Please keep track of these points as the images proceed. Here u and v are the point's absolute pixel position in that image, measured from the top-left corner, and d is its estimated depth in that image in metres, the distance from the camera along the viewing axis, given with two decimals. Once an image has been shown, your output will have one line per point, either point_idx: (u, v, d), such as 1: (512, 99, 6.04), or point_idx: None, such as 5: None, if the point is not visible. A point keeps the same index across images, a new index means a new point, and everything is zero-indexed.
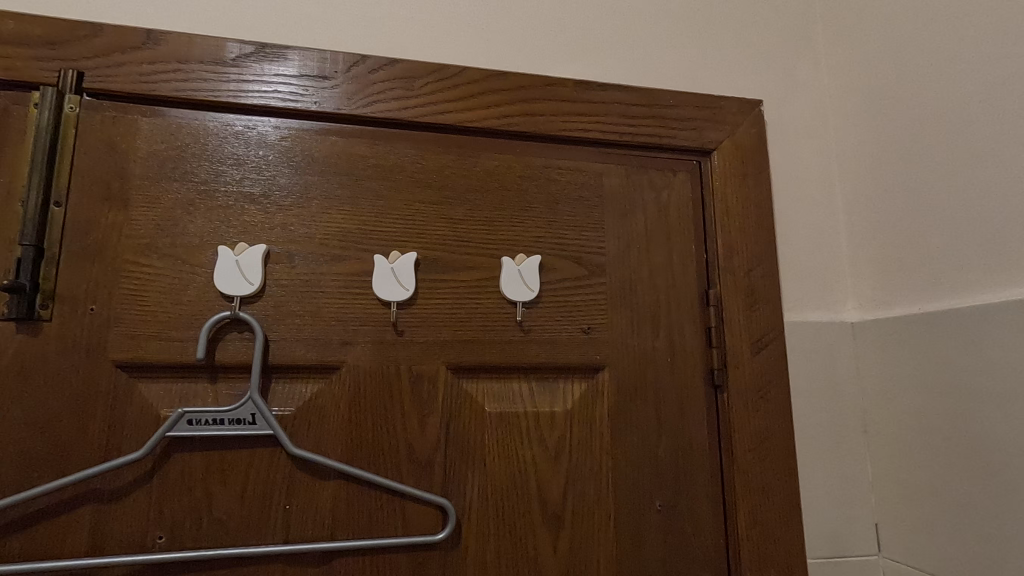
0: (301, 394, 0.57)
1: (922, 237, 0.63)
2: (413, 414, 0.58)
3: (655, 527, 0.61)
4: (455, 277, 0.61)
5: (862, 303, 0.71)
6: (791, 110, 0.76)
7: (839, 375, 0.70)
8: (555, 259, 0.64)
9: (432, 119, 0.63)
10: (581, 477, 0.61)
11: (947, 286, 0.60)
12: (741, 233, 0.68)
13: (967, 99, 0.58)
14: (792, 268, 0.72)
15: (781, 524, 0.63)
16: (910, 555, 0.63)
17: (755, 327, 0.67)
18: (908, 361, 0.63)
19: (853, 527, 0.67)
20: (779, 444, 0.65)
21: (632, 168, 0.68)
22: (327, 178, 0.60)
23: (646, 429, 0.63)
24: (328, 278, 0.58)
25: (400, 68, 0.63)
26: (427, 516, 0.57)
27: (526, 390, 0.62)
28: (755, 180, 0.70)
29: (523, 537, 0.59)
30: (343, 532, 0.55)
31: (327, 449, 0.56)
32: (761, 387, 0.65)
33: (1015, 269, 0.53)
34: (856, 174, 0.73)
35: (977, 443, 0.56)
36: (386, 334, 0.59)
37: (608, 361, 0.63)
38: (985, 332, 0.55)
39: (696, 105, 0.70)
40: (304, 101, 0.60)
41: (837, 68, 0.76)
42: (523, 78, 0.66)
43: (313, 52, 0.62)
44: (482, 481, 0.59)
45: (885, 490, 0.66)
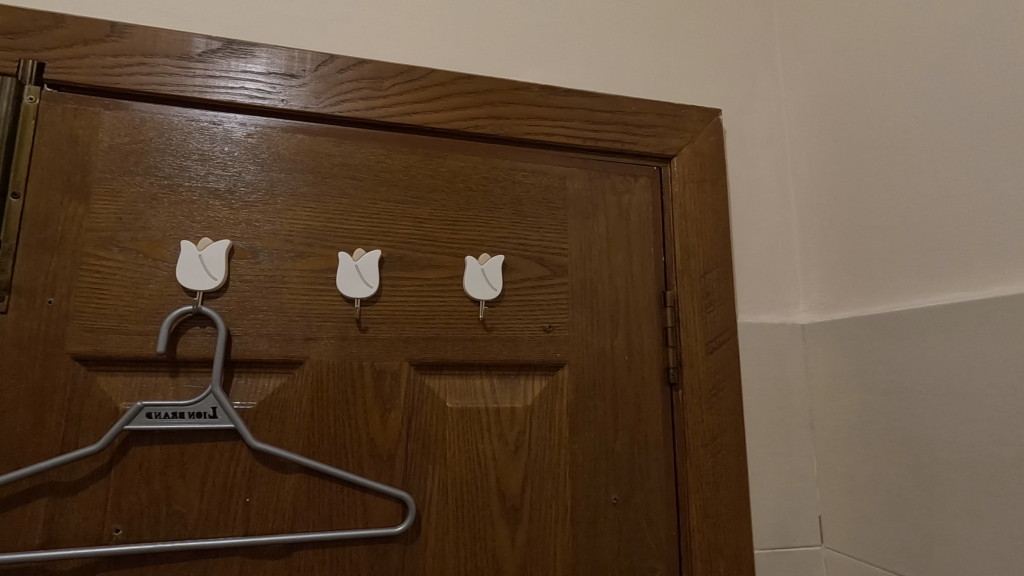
0: (263, 388, 0.57)
1: (867, 244, 0.66)
2: (375, 409, 0.59)
3: (611, 520, 0.63)
4: (419, 275, 0.62)
5: (812, 306, 0.75)
6: (749, 119, 0.79)
7: (789, 374, 0.73)
8: (518, 259, 0.66)
9: (399, 120, 0.64)
10: (540, 470, 0.63)
11: (886, 292, 0.64)
12: (698, 237, 0.71)
13: (909, 114, 0.62)
14: (747, 271, 0.75)
15: (731, 517, 0.66)
16: (849, 545, 0.66)
17: (710, 328, 0.69)
18: (850, 361, 0.67)
19: (798, 520, 0.70)
20: (730, 440, 0.68)
21: (595, 171, 0.70)
22: (293, 175, 0.61)
23: (604, 424, 0.65)
24: (292, 274, 0.59)
25: (368, 69, 0.64)
26: (388, 509, 0.58)
27: (488, 387, 0.63)
28: (713, 186, 0.73)
29: (482, 530, 0.60)
30: (303, 524, 0.56)
31: (288, 443, 0.57)
32: (715, 385, 0.68)
33: (945, 276, 0.57)
34: (809, 183, 0.76)
35: (910, 437, 0.59)
36: (349, 331, 0.60)
37: (568, 359, 0.65)
38: (917, 334, 0.59)
39: (658, 113, 0.72)
40: (271, 99, 0.61)
41: (793, 80, 0.80)
42: (490, 83, 0.67)
43: (281, 51, 0.62)
44: (443, 475, 0.60)
45: (828, 484, 0.70)
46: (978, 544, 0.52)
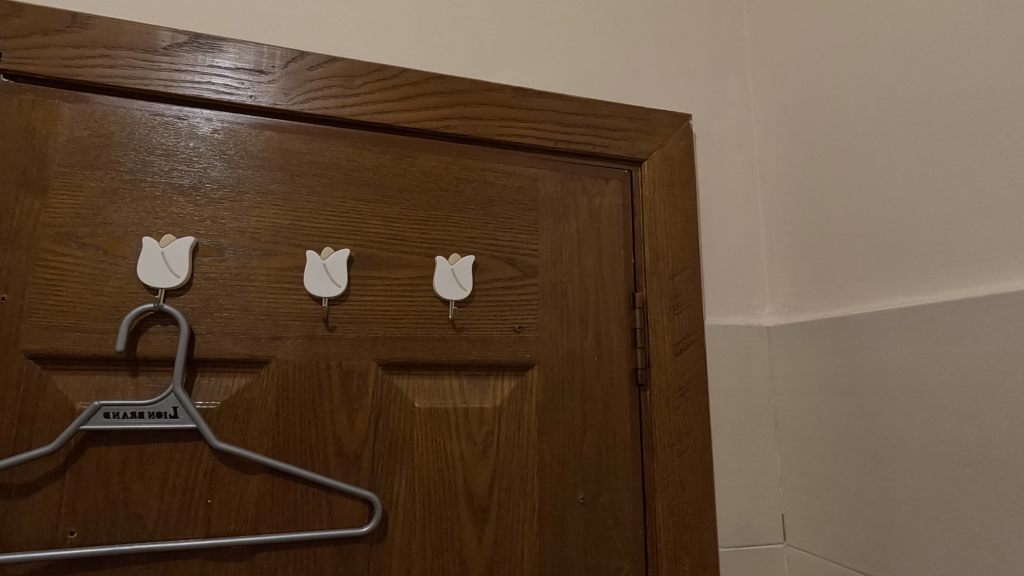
0: (227, 388, 0.57)
1: (829, 249, 0.68)
2: (342, 409, 0.59)
3: (578, 519, 0.64)
4: (388, 275, 0.62)
5: (778, 308, 0.76)
6: (719, 125, 0.81)
7: (754, 375, 0.74)
8: (488, 259, 0.66)
9: (370, 119, 0.64)
10: (508, 470, 0.63)
11: (847, 295, 0.65)
12: (667, 239, 0.72)
13: (870, 123, 0.64)
14: (715, 274, 0.77)
15: (696, 515, 0.67)
16: (810, 543, 0.68)
17: (678, 329, 0.70)
18: (813, 363, 0.69)
19: (762, 518, 0.71)
20: (696, 440, 0.69)
21: (567, 173, 0.70)
22: (260, 172, 0.60)
23: (572, 424, 0.65)
24: (258, 273, 0.58)
25: (339, 67, 0.64)
26: (354, 509, 0.58)
27: (457, 387, 0.63)
28: (682, 190, 0.74)
29: (449, 530, 0.60)
30: (267, 525, 0.56)
31: (252, 443, 0.56)
32: (682, 386, 0.69)
33: (902, 280, 0.59)
34: (776, 188, 0.78)
35: (867, 437, 0.61)
36: (316, 330, 0.59)
37: (537, 360, 0.66)
38: (875, 337, 0.60)
39: (629, 116, 0.73)
40: (239, 94, 0.60)
41: (762, 87, 0.81)
42: (462, 83, 0.68)
43: (250, 46, 0.61)
44: (410, 475, 0.60)
45: (791, 483, 0.71)
46: (928, 540, 0.54)
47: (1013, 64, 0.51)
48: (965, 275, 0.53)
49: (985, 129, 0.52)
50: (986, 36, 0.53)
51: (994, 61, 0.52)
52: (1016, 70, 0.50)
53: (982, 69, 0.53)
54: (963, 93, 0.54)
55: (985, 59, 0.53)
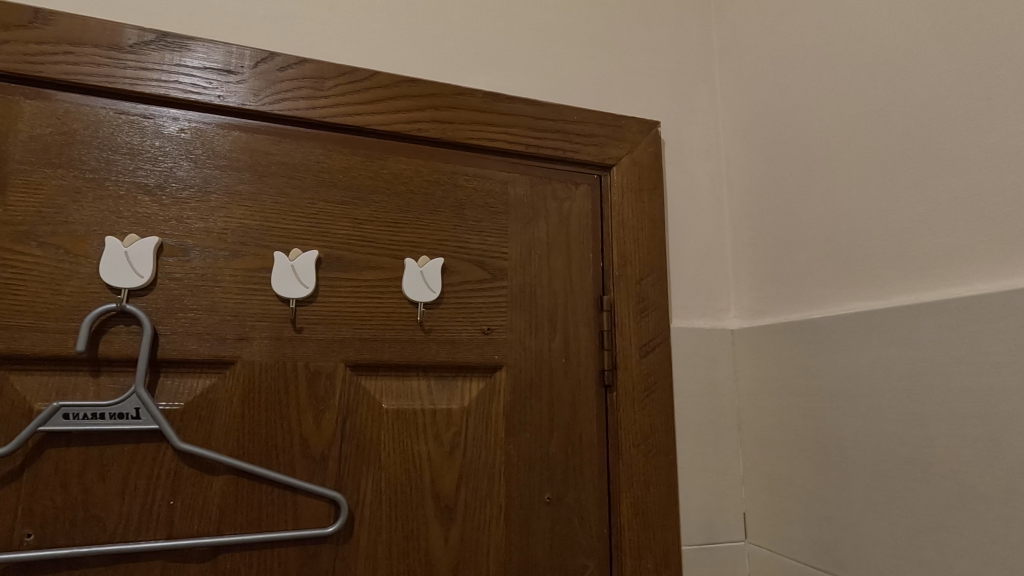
0: (191, 389, 0.56)
1: (791, 255, 0.70)
2: (309, 410, 0.59)
3: (544, 518, 0.65)
4: (357, 276, 0.62)
5: (741, 311, 0.78)
6: (688, 132, 0.83)
7: (718, 377, 0.76)
8: (457, 261, 0.67)
9: (340, 120, 0.64)
10: (476, 471, 0.64)
11: (806, 300, 0.68)
12: (635, 243, 0.73)
13: (830, 135, 0.66)
14: (682, 277, 0.78)
15: (660, 513, 0.69)
16: (769, 540, 0.70)
17: (644, 332, 0.72)
18: (774, 365, 0.71)
19: (725, 516, 0.73)
20: (661, 440, 0.70)
21: (537, 177, 0.71)
22: (228, 173, 0.60)
23: (539, 425, 0.66)
24: (224, 273, 0.58)
25: (309, 68, 0.64)
26: (320, 510, 0.58)
27: (425, 388, 0.64)
28: (650, 196, 0.75)
29: (415, 530, 0.61)
30: (231, 526, 0.55)
31: (217, 444, 0.56)
32: (647, 387, 0.71)
33: (857, 286, 0.61)
34: (741, 194, 0.80)
35: (823, 437, 0.63)
36: (284, 331, 0.59)
37: (505, 361, 0.66)
38: (831, 341, 0.62)
39: (599, 122, 0.75)
40: (207, 94, 0.60)
41: (729, 96, 0.83)
42: (433, 87, 0.68)
43: (219, 46, 0.61)
44: (377, 476, 0.61)
45: (752, 482, 0.73)
46: (877, 536, 0.56)
47: (959, 80, 0.53)
48: (913, 281, 0.55)
49: (932, 142, 0.55)
50: (935, 52, 0.55)
51: (941, 77, 0.55)
52: (961, 86, 0.53)
53: (930, 84, 0.55)
54: (913, 106, 0.57)
55: (933, 74, 0.55)
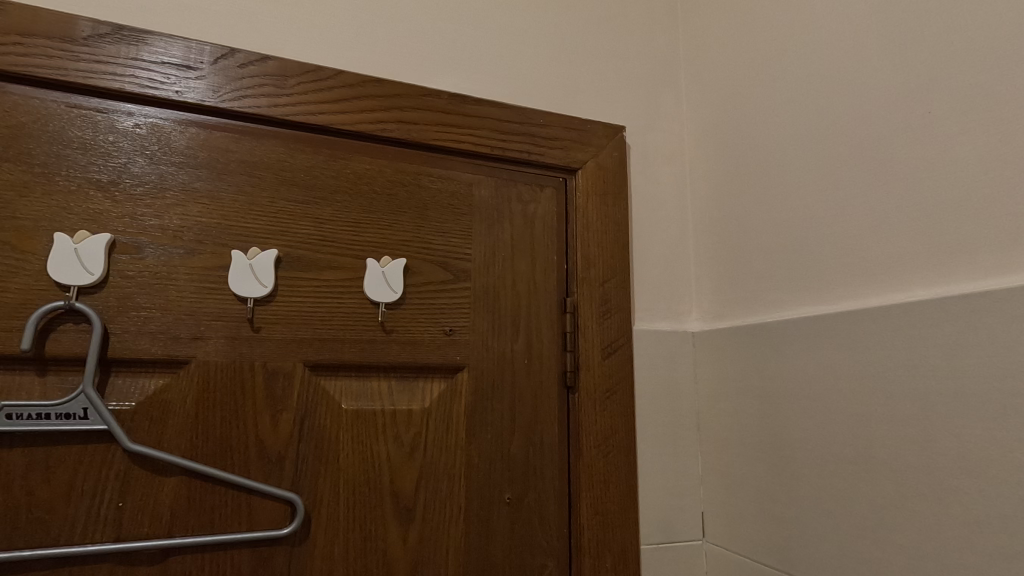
0: (144, 389, 0.55)
1: (749, 260, 0.72)
2: (266, 410, 0.59)
3: (503, 519, 0.65)
4: (317, 276, 0.62)
5: (703, 314, 0.80)
6: (653, 137, 0.84)
7: (679, 379, 0.77)
8: (420, 262, 0.67)
9: (303, 119, 0.64)
10: (435, 471, 0.64)
11: (763, 304, 0.69)
12: (599, 246, 0.74)
13: (785, 143, 0.67)
14: (645, 280, 0.79)
15: (619, 513, 0.70)
16: (725, 539, 0.71)
17: (606, 334, 0.73)
18: (731, 367, 0.72)
19: (683, 516, 0.74)
20: (621, 441, 0.71)
21: (502, 180, 0.72)
22: (185, 170, 0.59)
23: (500, 425, 0.67)
24: (179, 272, 0.57)
25: (272, 66, 0.63)
26: (275, 511, 0.58)
27: (385, 389, 0.64)
28: (614, 200, 0.76)
29: (373, 531, 0.61)
30: (182, 528, 0.55)
31: (169, 445, 0.55)
32: (609, 389, 0.72)
33: (809, 291, 0.63)
34: (704, 199, 0.81)
35: (776, 438, 0.64)
36: (241, 331, 0.59)
37: (467, 362, 0.67)
38: (784, 344, 0.64)
39: (564, 126, 0.75)
40: (164, 89, 0.59)
41: (694, 102, 0.85)
42: (398, 88, 0.68)
43: (178, 40, 0.60)
44: (335, 477, 0.60)
45: (711, 483, 0.75)
46: (825, 534, 0.58)
47: (904, 93, 0.55)
48: (860, 287, 0.57)
49: (878, 153, 0.57)
50: (881, 67, 0.57)
51: (887, 90, 0.56)
52: (905, 100, 0.55)
53: (877, 97, 0.57)
54: (862, 118, 0.58)
55: (880, 87, 0.57)
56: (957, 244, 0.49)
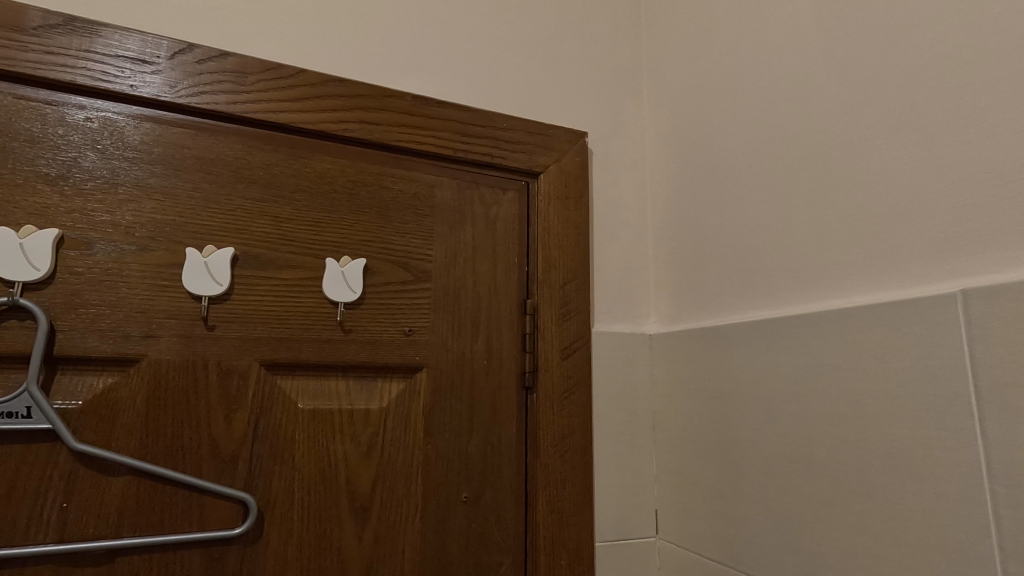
0: (92, 387, 0.55)
1: (704, 265, 0.74)
2: (219, 409, 0.58)
3: (460, 517, 0.66)
4: (274, 275, 0.62)
5: (660, 317, 0.82)
6: (616, 144, 0.86)
7: (636, 380, 0.79)
8: (381, 262, 0.67)
9: (263, 116, 0.63)
10: (392, 471, 0.64)
11: (715, 308, 0.72)
12: (560, 249, 0.76)
13: (738, 153, 0.70)
14: (605, 283, 0.81)
15: (575, 511, 0.71)
16: (677, 536, 0.74)
17: (565, 336, 0.74)
18: (685, 369, 0.74)
19: (638, 514, 0.76)
20: (577, 440, 0.73)
21: (464, 182, 0.72)
22: (139, 166, 0.58)
23: (459, 425, 0.67)
24: (131, 269, 0.57)
25: (231, 62, 0.63)
26: (227, 511, 0.57)
27: (343, 389, 0.64)
28: (576, 203, 0.78)
29: (328, 530, 0.61)
30: (130, 529, 0.54)
31: (117, 445, 0.54)
32: (567, 389, 0.73)
33: (757, 296, 0.65)
34: (663, 205, 0.83)
35: (726, 438, 0.67)
36: (194, 329, 0.58)
37: (426, 362, 0.67)
38: (733, 348, 0.66)
39: (528, 131, 0.76)
40: (118, 83, 0.58)
41: (656, 110, 0.87)
42: (361, 88, 0.69)
43: (133, 33, 0.59)
44: (290, 476, 0.60)
45: (664, 481, 0.77)
46: (768, 531, 0.60)
47: (846, 108, 0.57)
48: (803, 293, 0.60)
49: (821, 164, 0.59)
50: (826, 83, 0.60)
51: (830, 105, 0.59)
52: (846, 114, 0.57)
53: (821, 112, 0.60)
54: (808, 131, 0.61)
55: (824, 102, 0.60)
56: (890, 254, 0.52)
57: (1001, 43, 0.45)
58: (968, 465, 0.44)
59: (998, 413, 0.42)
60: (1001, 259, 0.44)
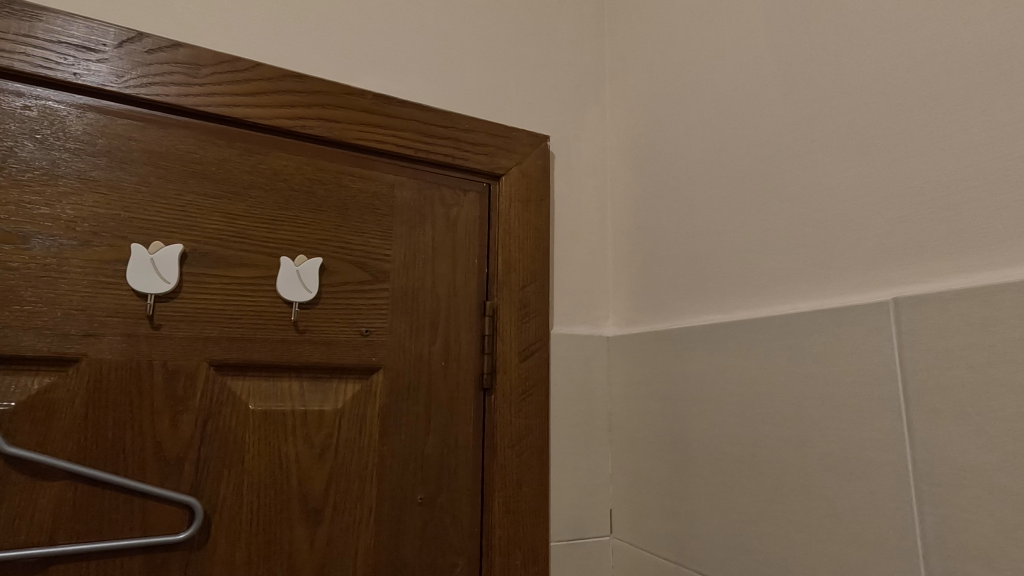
0: (26, 388, 0.52)
1: (660, 269, 0.76)
2: (165, 411, 0.57)
3: (415, 519, 0.66)
4: (226, 273, 0.60)
5: (618, 320, 0.83)
6: (577, 148, 0.87)
7: (593, 382, 0.81)
8: (337, 262, 0.66)
9: (216, 110, 0.62)
10: (347, 472, 0.63)
11: (670, 312, 0.73)
12: (520, 251, 0.76)
13: (693, 161, 0.72)
14: (565, 286, 0.82)
15: (531, 511, 0.72)
16: (630, 535, 0.75)
17: (524, 337, 0.75)
18: (641, 371, 0.76)
19: (593, 514, 0.78)
20: (534, 440, 0.73)
21: (425, 182, 0.72)
22: (82, 157, 0.56)
23: (415, 426, 0.67)
24: (71, 265, 0.54)
25: (183, 53, 0.61)
26: (172, 516, 0.56)
27: (296, 389, 0.63)
28: (537, 206, 0.78)
29: (278, 534, 0.60)
30: (66, 536, 0.52)
31: (53, 448, 0.52)
32: (525, 390, 0.74)
33: (709, 300, 0.67)
34: (622, 209, 0.85)
35: (677, 438, 0.68)
36: (139, 328, 0.56)
37: (383, 363, 0.67)
38: (685, 351, 0.68)
39: (490, 132, 0.77)
40: (60, 71, 0.55)
41: (617, 115, 0.88)
42: (321, 85, 0.68)
43: (78, 19, 0.57)
44: (239, 478, 0.59)
45: (619, 481, 0.78)
46: (715, 529, 0.62)
47: (793, 120, 0.60)
48: (751, 299, 0.62)
49: (770, 174, 0.61)
50: (775, 95, 0.62)
51: (778, 117, 0.61)
52: (793, 127, 0.59)
53: (770, 123, 0.62)
54: (757, 142, 0.63)
55: (773, 114, 0.62)
56: (831, 262, 0.54)
57: (931, 65, 0.48)
58: (896, 465, 0.46)
59: (923, 415, 0.45)
60: (929, 269, 0.46)
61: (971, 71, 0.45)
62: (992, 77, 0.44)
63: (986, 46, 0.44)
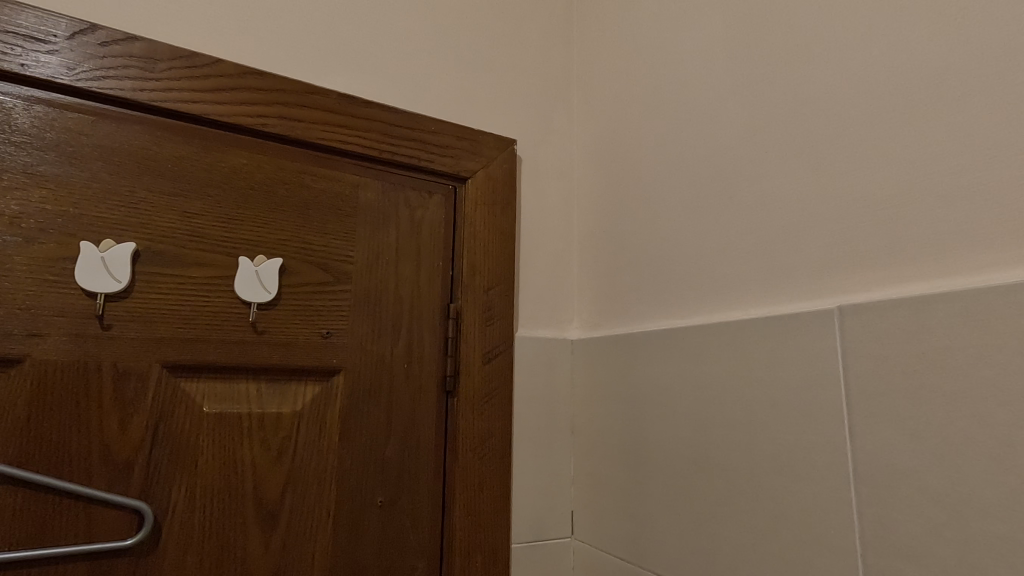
0: None
1: (622, 273, 0.77)
2: (114, 413, 0.55)
3: (374, 522, 0.65)
4: (181, 273, 0.59)
5: (581, 324, 0.84)
6: (544, 153, 0.88)
7: (556, 384, 0.81)
8: (298, 263, 0.65)
9: (173, 106, 0.60)
10: (305, 476, 0.63)
11: (631, 316, 0.75)
12: (485, 254, 0.76)
13: (655, 168, 0.73)
14: (529, 289, 0.83)
15: (491, 513, 0.72)
16: (590, 536, 0.76)
17: (488, 340, 0.75)
18: (602, 374, 0.77)
19: (554, 516, 0.78)
20: (497, 443, 0.74)
21: (389, 183, 0.72)
22: (27, 151, 0.54)
23: (376, 429, 0.67)
24: (16, 262, 0.53)
25: (140, 47, 0.60)
26: (119, 522, 0.54)
27: (254, 391, 0.62)
28: (503, 210, 0.79)
29: (232, 538, 0.59)
30: (4, 543, 0.50)
31: None
32: (488, 393, 0.74)
33: (667, 305, 0.69)
34: (587, 214, 0.86)
35: (637, 441, 0.69)
36: (88, 328, 0.55)
37: (344, 365, 0.66)
38: (644, 355, 0.69)
39: (456, 135, 0.77)
40: (6, 61, 0.54)
41: (583, 121, 0.89)
42: (283, 83, 0.67)
43: (27, 9, 0.55)
44: (191, 482, 0.58)
45: (581, 483, 0.79)
46: (670, 530, 0.63)
47: (747, 132, 0.61)
48: (707, 305, 0.63)
49: (726, 183, 0.63)
50: (731, 107, 0.64)
51: (734, 127, 0.63)
52: (748, 138, 0.61)
53: (727, 133, 0.64)
54: (714, 151, 0.65)
55: (729, 124, 0.63)
56: (781, 270, 0.56)
57: (874, 82, 0.50)
58: (839, 467, 0.48)
59: (864, 420, 0.46)
60: (870, 280, 0.48)
61: (910, 90, 0.47)
62: (929, 95, 0.46)
63: (924, 67, 0.47)
